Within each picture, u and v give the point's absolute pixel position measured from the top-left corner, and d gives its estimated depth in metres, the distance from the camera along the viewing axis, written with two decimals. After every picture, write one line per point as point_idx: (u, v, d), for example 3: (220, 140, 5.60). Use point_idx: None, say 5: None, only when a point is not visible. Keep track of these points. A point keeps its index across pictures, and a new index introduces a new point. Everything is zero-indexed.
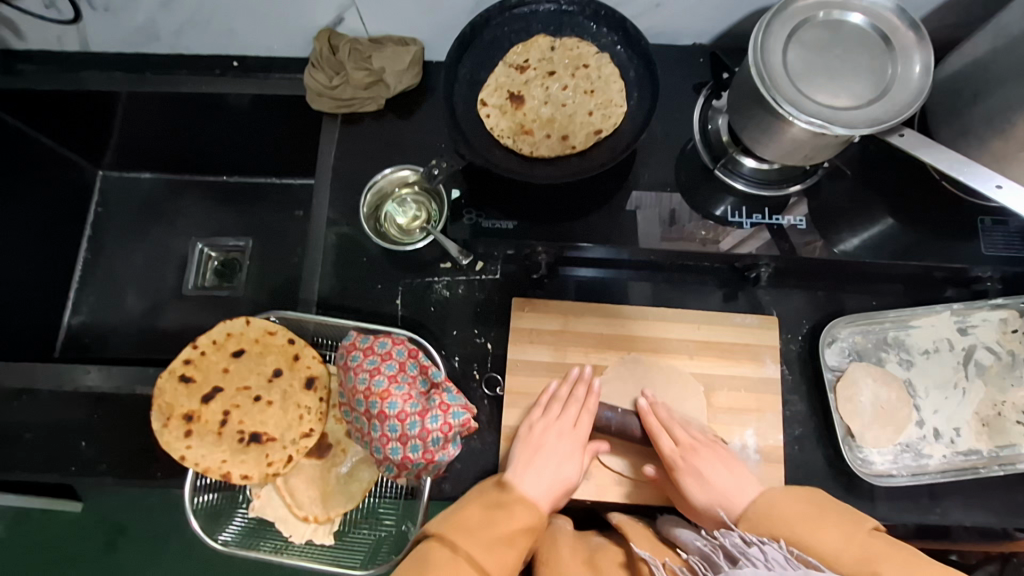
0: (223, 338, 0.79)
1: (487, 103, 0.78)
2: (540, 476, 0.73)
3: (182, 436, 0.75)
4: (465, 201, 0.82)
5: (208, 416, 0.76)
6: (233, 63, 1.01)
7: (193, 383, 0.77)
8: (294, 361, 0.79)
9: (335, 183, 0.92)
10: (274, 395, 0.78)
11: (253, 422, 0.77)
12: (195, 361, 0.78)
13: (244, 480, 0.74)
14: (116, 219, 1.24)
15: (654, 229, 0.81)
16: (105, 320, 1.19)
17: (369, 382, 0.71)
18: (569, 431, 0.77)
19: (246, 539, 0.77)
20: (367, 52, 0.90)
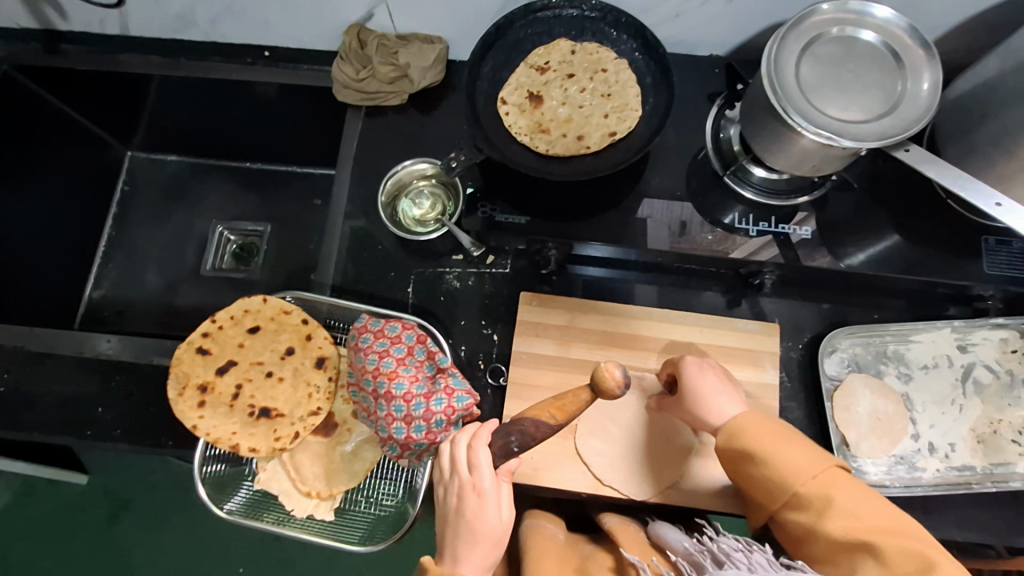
0: (241, 314, 0.82)
1: (507, 101, 0.80)
2: (465, 554, 0.59)
3: (196, 405, 0.78)
4: (480, 195, 0.86)
5: (221, 388, 0.79)
6: (265, 53, 1.04)
7: (209, 355, 0.80)
8: (306, 340, 0.81)
9: (356, 172, 0.95)
10: (285, 373, 0.80)
11: (263, 397, 0.79)
12: (213, 334, 0.81)
13: (252, 453, 0.77)
14: (142, 198, 1.28)
15: (662, 233, 0.83)
16: (125, 295, 1.23)
17: (378, 362, 0.74)
18: (469, 483, 0.60)
19: (249, 509, 0.80)
20: (394, 49, 0.93)
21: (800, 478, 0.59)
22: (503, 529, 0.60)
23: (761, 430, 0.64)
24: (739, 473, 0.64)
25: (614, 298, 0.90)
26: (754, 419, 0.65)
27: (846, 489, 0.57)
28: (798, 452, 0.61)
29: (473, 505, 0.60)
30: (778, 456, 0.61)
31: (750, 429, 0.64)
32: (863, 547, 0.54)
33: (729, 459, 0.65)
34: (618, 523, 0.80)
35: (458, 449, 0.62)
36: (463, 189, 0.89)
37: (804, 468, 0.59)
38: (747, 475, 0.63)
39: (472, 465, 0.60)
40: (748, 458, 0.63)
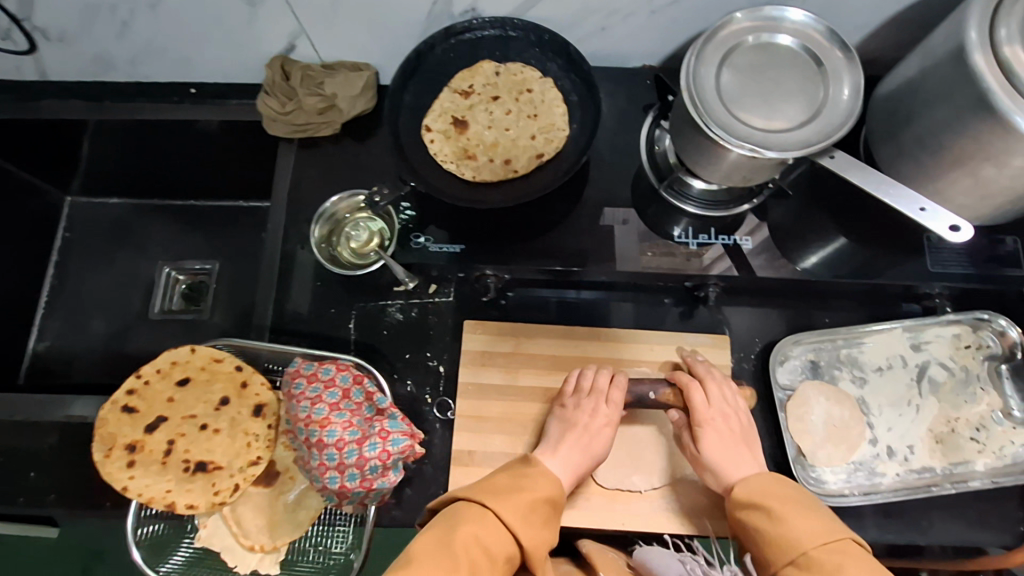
0: (170, 366, 0.79)
1: (431, 129, 0.79)
2: (571, 454, 0.75)
3: (125, 466, 0.74)
4: (413, 226, 0.83)
5: (152, 446, 0.76)
6: (192, 90, 1.02)
7: (137, 414, 0.77)
8: (240, 388, 0.78)
9: (290, 208, 0.93)
10: (219, 424, 0.77)
11: (196, 453, 0.76)
12: (141, 391, 0.78)
13: (190, 510, 0.74)
14: (84, 243, 1.25)
15: (618, 249, 0.81)
16: (72, 346, 1.19)
17: (310, 410, 0.71)
18: (604, 412, 0.78)
19: (189, 570, 0.76)
20: (319, 79, 0.91)
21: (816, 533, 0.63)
22: (597, 455, 0.76)
23: (777, 487, 0.69)
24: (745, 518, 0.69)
25: (580, 318, 0.87)
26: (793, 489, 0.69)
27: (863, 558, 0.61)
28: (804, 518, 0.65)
29: (594, 423, 0.77)
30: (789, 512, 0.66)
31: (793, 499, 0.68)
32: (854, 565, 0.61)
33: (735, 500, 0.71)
34: (597, 548, 0.77)
35: (599, 378, 0.80)
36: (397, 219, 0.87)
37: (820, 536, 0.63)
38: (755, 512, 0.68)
39: (611, 398, 0.78)
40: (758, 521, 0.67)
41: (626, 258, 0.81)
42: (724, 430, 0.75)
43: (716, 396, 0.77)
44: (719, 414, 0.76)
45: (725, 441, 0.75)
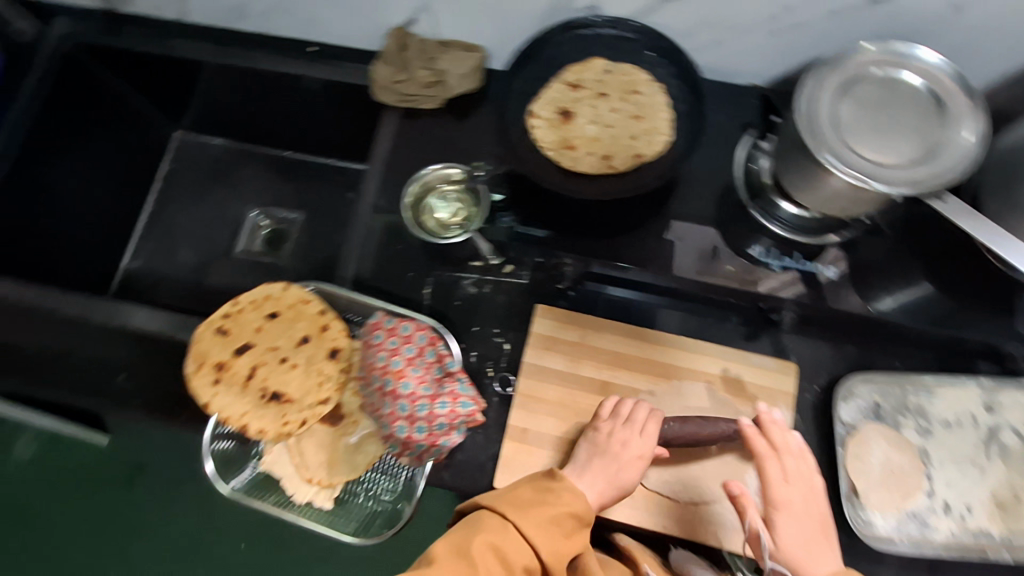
0: (262, 299, 0.85)
1: (536, 115, 0.80)
2: (592, 480, 0.76)
3: (211, 382, 0.81)
4: (504, 204, 0.87)
5: (236, 368, 0.81)
6: (310, 49, 1.08)
7: (227, 338, 0.83)
8: (320, 329, 0.83)
9: (385, 171, 0.98)
10: (297, 360, 0.82)
11: (273, 382, 0.81)
12: (233, 317, 0.84)
13: (261, 434, 0.79)
14: (184, 177, 1.34)
15: (679, 266, 0.83)
16: (159, 270, 1.28)
17: (387, 360, 0.76)
18: (637, 447, 0.77)
19: (254, 489, 0.83)
20: (433, 54, 0.95)
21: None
22: (624, 485, 0.77)
23: None
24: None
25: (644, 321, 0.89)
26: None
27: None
28: None
29: (625, 458, 0.77)
30: None
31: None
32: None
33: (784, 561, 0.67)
34: (635, 544, 0.81)
35: (637, 411, 0.80)
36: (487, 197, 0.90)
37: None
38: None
39: (645, 430, 0.78)
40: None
41: (702, 268, 0.83)
42: (805, 523, 0.70)
43: (796, 487, 0.73)
44: (796, 490, 0.72)
45: (807, 527, 0.69)
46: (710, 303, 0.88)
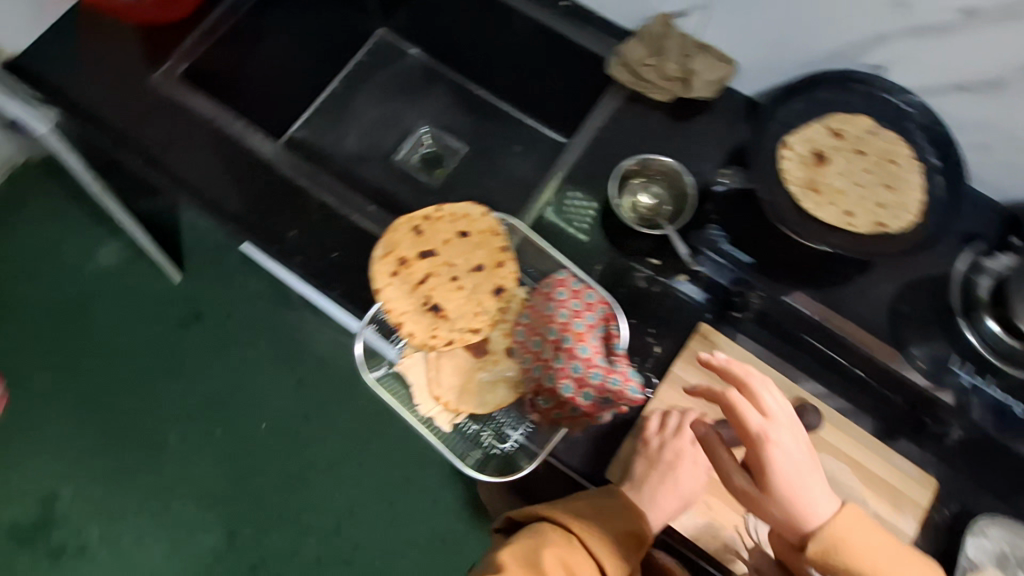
0: (460, 215, 0.85)
1: (791, 148, 0.80)
2: (658, 497, 0.77)
3: (389, 272, 0.82)
4: (716, 216, 0.89)
5: (415, 269, 0.83)
6: (562, 3, 1.09)
7: (418, 237, 0.84)
8: (501, 265, 0.84)
9: (595, 140, 0.98)
10: (471, 284, 0.84)
11: (444, 296, 0.83)
12: (429, 220, 0.85)
13: (410, 336, 0.81)
14: (374, 72, 1.36)
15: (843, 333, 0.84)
16: (321, 146, 1.30)
17: (569, 319, 0.79)
18: (691, 456, 0.79)
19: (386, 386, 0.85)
20: (687, 52, 0.96)
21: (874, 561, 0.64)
22: (685, 494, 0.79)
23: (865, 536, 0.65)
24: (767, 514, 0.68)
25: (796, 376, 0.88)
26: (847, 534, 0.65)
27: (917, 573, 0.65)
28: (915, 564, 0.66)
29: (678, 475, 0.78)
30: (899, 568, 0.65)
31: (847, 544, 0.65)
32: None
33: (753, 496, 0.69)
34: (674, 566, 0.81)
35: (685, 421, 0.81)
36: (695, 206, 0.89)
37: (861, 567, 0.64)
38: (785, 519, 0.67)
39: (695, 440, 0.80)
40: (798, 531, 0.66)
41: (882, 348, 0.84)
42: (786, 468, 0.65)
43: (784, 433, 0.66)
44: (783, 425, 0.66)
45: (801, 478, 0.65)
46: (836, 367, 0.88)
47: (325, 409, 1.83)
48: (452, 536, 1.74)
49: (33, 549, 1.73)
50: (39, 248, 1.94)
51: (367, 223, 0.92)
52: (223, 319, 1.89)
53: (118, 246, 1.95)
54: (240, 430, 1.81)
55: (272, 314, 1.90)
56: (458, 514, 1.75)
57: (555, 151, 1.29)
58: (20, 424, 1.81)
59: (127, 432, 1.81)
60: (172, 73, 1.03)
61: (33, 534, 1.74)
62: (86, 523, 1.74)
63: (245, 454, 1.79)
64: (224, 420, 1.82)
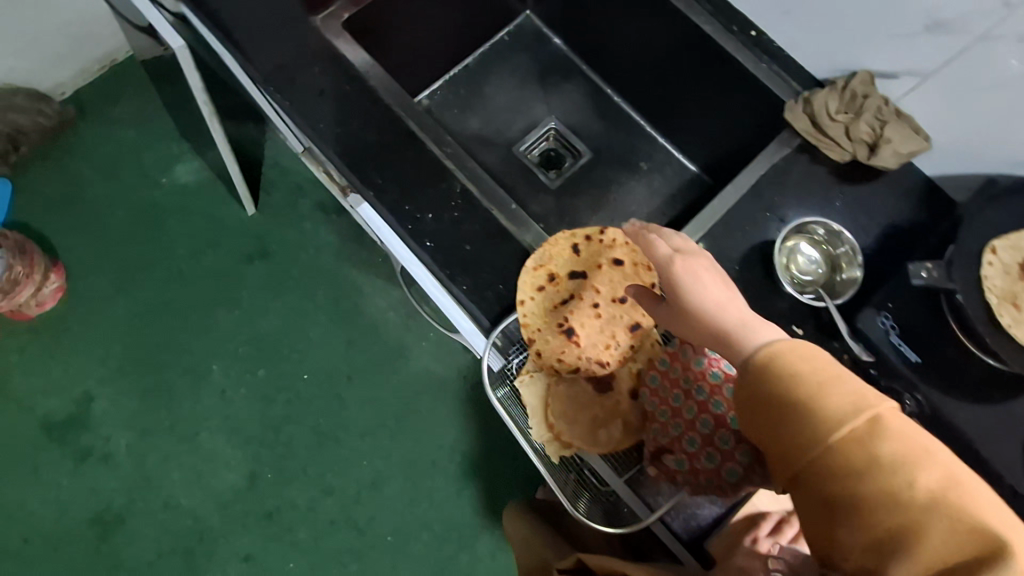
0: (620, 244, 0.88)
1: (996, 253, 0.74)
2: None
3: (537, 284, 0.85)
4: (892, 304, 0.81)
5: (562, 286, 0.85)
6: (751, 32, 0.99)
7: (574, 256, 0.88)
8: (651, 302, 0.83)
9: (756, 186, 0.93)
10: (616, 316, 0.84)
11: (587, 320, 0.84)
12: (590, 242, 0.89)
13: (539, 353, 0.82)
14: (511, 54, 1.30)
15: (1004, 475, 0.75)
16: (444, 121, 1.26)
17: (705, 369, 0.79)
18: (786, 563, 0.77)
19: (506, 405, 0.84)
20: (885, 116, 0.88)
21: (865, 412, 0.52)
22: None
23: (801, 359, 0.56)
24: (781, 412, 0.55)
25: None
26: (805, 350, 0.58)
27: (932, 454, 0.50)
28: (835, 393, 0.53)
29: None
30: (822, 392, 0.54)
31: (806, 365, 0.56)
32: (934, 523, 0.47)
33: (779, 402, 0.55)
34: None
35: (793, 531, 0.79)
36: (879, 296, 0.82)
37: (914, 471, 0.49)
38: (806, 407, 0.54)
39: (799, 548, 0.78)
40: (830, 430, 0.52)
41: None
42: (731, 312, 0.63)
43: (705, 272, 0.66)
44: (697, 258, 0.68)
45: (707, 290, 0.65)
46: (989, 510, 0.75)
47: (369, 374, 1.64)
48: (467, 530, 1.56)
49: (59, 446, 1.56)
50: (116, 143, 1.75)
51: (505, 221, 0.88)
52: (285, 262, 1.70)
53: (195, 166, 1.75)
54: (281, 376, 1.63)
55: (337, 267, 1.71)
56: (473, 507, 1.57)
57: (681, 178, 1.23)
58: (66, 321, 1.63)
59: (164, 352, 1.63)
60: (335, 17, 0.99)
61: (65, 431, 1.57)
62: (119, 430, 1.57)
63: (281, 402, 1.61)
64: (273, 364, 1.63)
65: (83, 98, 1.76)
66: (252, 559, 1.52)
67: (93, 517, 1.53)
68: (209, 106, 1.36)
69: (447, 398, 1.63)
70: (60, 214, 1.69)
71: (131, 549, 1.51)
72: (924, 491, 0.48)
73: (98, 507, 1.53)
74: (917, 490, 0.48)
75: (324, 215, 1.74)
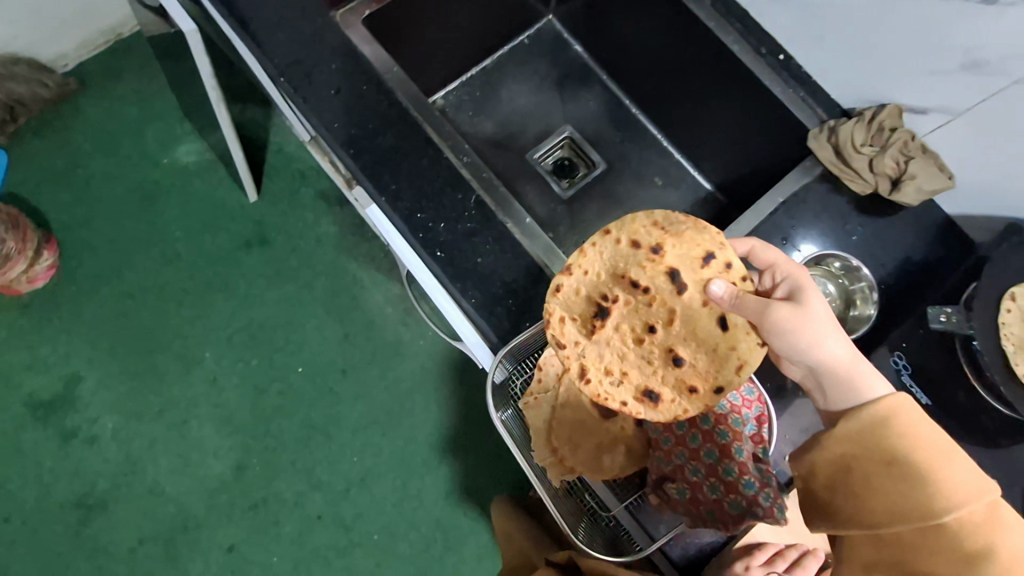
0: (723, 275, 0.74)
1: (1015, 300, 0.75)
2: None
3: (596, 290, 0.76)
4: (904, 345, 0.83)
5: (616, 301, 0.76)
6: (779, 56, 0.98)
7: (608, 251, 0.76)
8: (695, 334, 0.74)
9: (773, 215, 0.91)
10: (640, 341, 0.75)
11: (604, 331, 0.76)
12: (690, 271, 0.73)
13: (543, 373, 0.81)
14: (530, 58, 1.28)
15: None
16: (459, 122, 1.24)
17: None
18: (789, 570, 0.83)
19: (510, 423, 0.83)
20: (910, 152, 0.87)
21: (960, 492, 0.63)
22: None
23: (909, 423, 0.66)
24: (873, 472, 0.66)
25: None
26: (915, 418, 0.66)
27: (998, 525, 0.63)
28: (936, 460, 0.64)
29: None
30: (925, 462, 0.64)
31: (912, 428, 0.66)
32: (980, 573, 0.61)
33: (884, 464, 0.65)
34: None
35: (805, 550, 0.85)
36: (890, 336, 0.85)
37: (975, 535, 0.62)
38: (905, 479, 0.64)
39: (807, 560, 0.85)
40: (921, 487, 0.64)
41: None
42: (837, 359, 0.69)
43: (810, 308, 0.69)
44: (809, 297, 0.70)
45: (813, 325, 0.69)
46: None
47: (364, 370, 1.62)
48: (453, 531, 1.55)
49: (42, 425, 1.53)
50: (117, 120, 1.70)
51: (520, 236, 0.87)
52: (284, 252, 1.67)
53: (197, 148, 1.71)
54: (275, 367, 1.60)
55: (338, 260, 1.67)
56: (461, 508, 1.56)
57: (695, 195, 1.21)
58: (57, 300, 1.60)
59: (157, 336, 1.60)
60: (354, 13, 0.98)
61: (49, 410, 1.54)
62: (105, 413, 1.55)
63: (274, 394, 1.59)
64: (266, 354, 1.61)
65: (84, 71, 1.71)
66: (236, 549, 1.50)
67: (75, 500, 1.50)
68: (216, 91, 1.32)
69: (441, 396, 1.61)
70: (56, 190, 1.65)
71: (112, 535, 1.49)
72: (978, 551, 0.62)
73: (80, 490, 1.51)
74: (972, 549, 0.62)
75: (328, 206, 1.71)
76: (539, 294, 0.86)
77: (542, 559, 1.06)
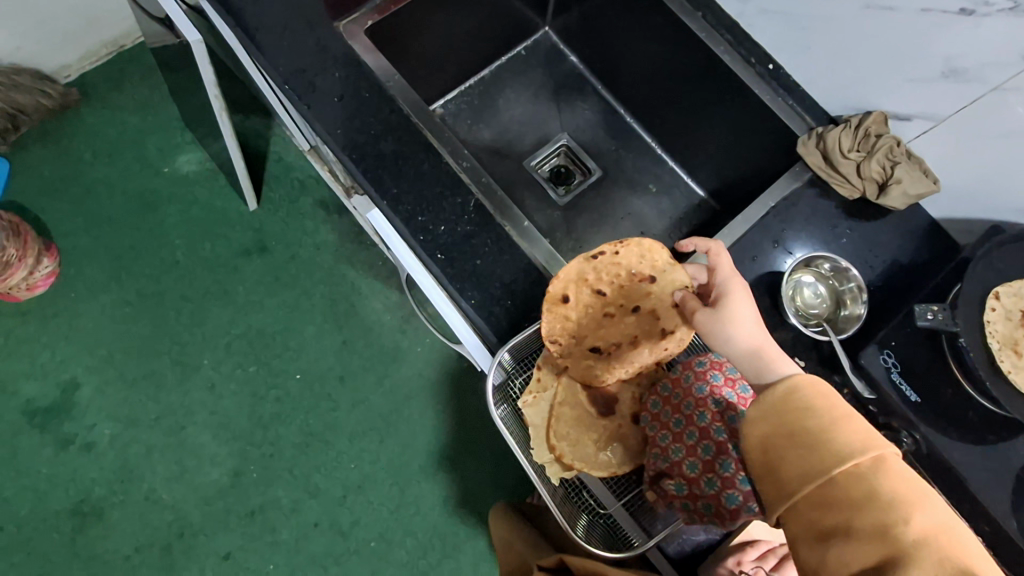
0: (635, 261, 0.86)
1: (999, 299, 0.78)
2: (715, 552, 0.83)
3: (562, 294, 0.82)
4: (893, 342, 0.85)
5: (580, 297, 0.84)
6: (769, 65, 1.01)
7: (619, 259, 0.86)
8: (663, 317, 0.83)
9: (764, 219, 0.93)
10: (621, 330, 0.85)
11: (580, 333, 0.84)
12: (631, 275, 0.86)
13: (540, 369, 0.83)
14: (527, 70, 1.31)
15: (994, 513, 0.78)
16: (457, 130, 1.27)
17: (707, 394, 0.79)
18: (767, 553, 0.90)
19: (510, 421, 0.84)
20: (896, 157, 0.90)
21: (848, 441, 0.57)
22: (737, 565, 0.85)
23: (810, 393, 0.60)
24: (781, 445, 0.59)
25: None
26: (808, 380, 0.62)
27: (890, 473, 0.55)
28: (814, 410, 0.59)
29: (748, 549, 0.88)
30: (801, 414, 0.59)
31: (802, 394, 0.61)
32: (875, 522, 0.53)
33: (781, 433, 0.60)
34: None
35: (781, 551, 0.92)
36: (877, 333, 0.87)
37: (866, 481, 0.55)
38: (808, 444, 0.58)
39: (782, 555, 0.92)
40: (817, 443, 0.57)
41: None
42: (761, 348, 0.67)
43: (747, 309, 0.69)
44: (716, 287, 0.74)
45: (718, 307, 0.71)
46: None
47: (362, 377, 1.63)
48: (451, 538, 1.55)
49: (39, 433, 1.53)
50: (119, 130, 1.72)
51: (517, 237, 0.90)
52: (283, 258, 1.69)
53: (198, 157, 1.73)
54: (274, 373, 1.61)
55: (336, 267, 1.69)
56: (458, 514, 1.56)
57: (688, 202, 1.24)
58: (56, 308, 1.60)
59: (155, 342, 1.60)
60: (357, 24, 1.00)
61: (46, 418, 1.54)
62: (103, 420, 1.55)
63: (272, 400, 1.59)
64: (264, 361, 1.62)
65: (86, 82, 1.73)
66: (233, 557, 1.49)
67: (72, 507, 1.50)
68: (219, 102, 1.33)
69: (438, 403, 1.62)
70: (57, 199, 1.67)
71: (108, 543, 1.48)
72: (870, 498, 0.54)
73: (76, 498, 1.50)
74: (863, 497, 0.54)
75: (326, 213, 1.73)
76: (537, 295, 0.88)
77: (533, 563, 1.06)
